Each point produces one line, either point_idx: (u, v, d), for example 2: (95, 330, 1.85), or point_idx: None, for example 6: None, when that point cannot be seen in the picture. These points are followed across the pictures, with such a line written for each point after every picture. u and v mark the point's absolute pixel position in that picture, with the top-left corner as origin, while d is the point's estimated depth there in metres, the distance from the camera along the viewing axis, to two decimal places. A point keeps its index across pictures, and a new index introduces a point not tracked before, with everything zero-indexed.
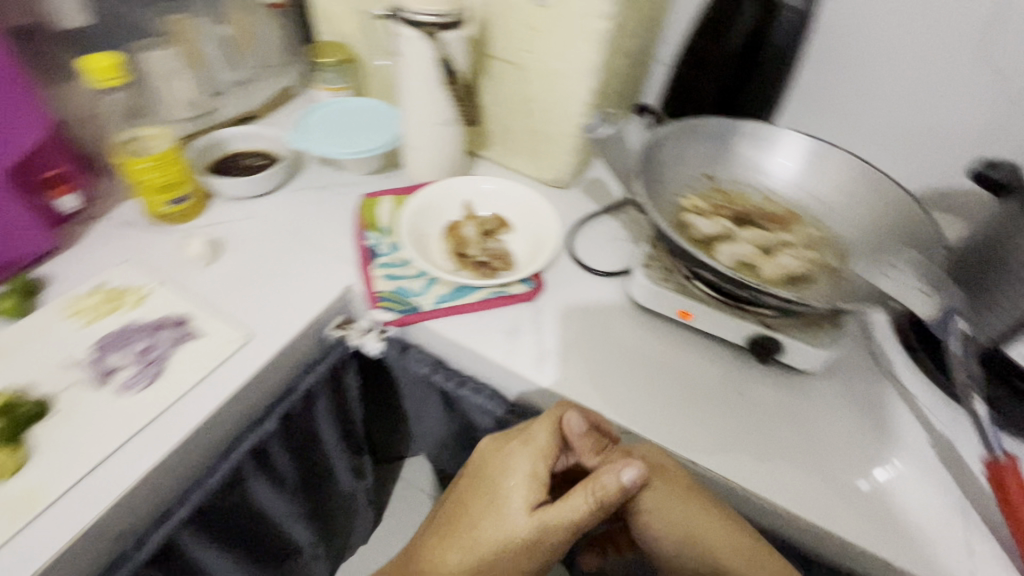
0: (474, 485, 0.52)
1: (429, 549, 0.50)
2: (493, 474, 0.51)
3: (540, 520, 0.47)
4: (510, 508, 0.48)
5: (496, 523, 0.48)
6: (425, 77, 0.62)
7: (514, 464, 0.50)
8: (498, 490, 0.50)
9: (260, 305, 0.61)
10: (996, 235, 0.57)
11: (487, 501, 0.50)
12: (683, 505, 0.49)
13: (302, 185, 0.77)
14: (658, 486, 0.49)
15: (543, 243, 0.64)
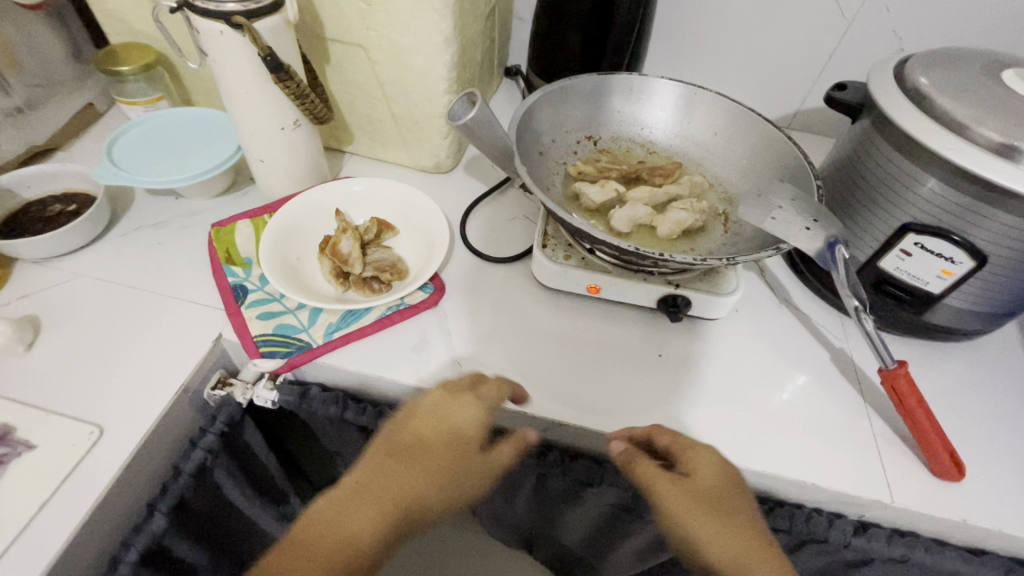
0: (420, 431, 0.48)
1: (368, 491, 0.45)
2: (443, 424, 0.48)
3: (463, 473, 0.47)
4: (430, 468, 0.47)
5: (413, 482, 0.46)
6: (251, 80, 0.52)
7: (457, 424, 0.48)
8: (423, 451, 0.47)
9: (108, 387, 0.50)
10: (858, 154, 0.59)
11: (433, 446, 0.47)
12: (710, 509, 0.45)
13: (135, 225, 0.64)
14: (690, 494, 0.46)
15: (433, 243, 0.58)
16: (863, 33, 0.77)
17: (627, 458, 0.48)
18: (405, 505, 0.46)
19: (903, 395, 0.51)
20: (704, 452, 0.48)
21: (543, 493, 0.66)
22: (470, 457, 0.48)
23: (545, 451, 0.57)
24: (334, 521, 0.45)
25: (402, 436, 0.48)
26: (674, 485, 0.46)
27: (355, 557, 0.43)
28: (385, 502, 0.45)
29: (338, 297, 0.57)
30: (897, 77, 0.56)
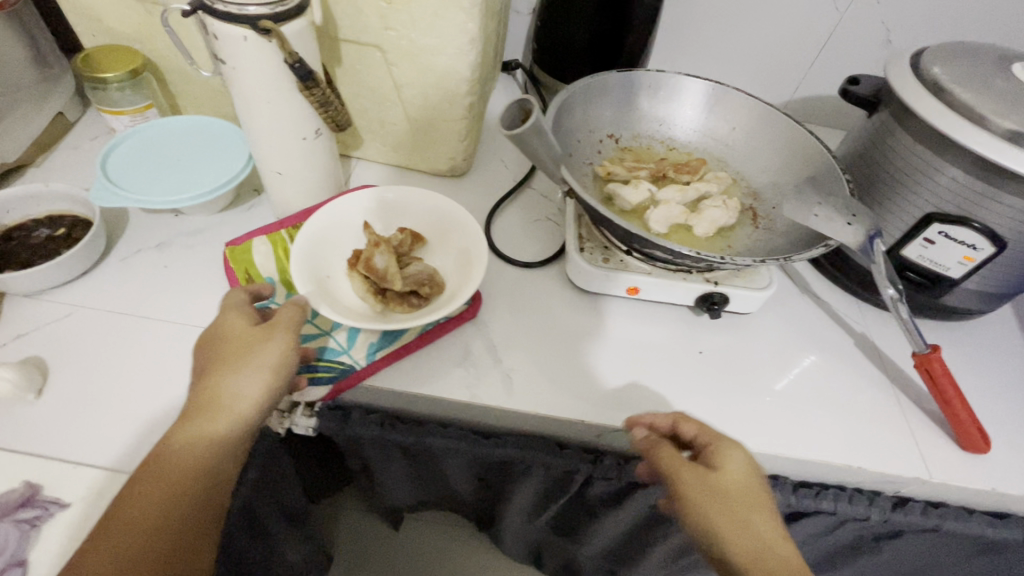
0: (214, 344, 0.44)
1: (182, 420, 0.42)
2: (217, 336, 0.45)
3: (278, 365, 0.43)
4: (240, 377, 0.42)
5: (213, 411, 0.42)
6: (272, 88, 0.48)
7: (227, 336, 0.44)
8: (220, 374, 0.42)
9: (138, 432, 0.47)
10: (876, 146, 0.61)
11: (236, 345, 0.44)
12: (726, 501, 0.46)
13: (136, 246, 0.59)
14: (712, 486, 0.46)
15: (470, 252, 0.56)
16: (855, 25, 0.80)
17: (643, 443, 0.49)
18: (225, 426, 0.42)
19: (937, 377, 0.54)
20: (724, 444, 0.48)
21: (586, 496, 0.66)
22: (246, 343, 0.44)
23: (598, 456, 0.56)
24: (161, 467, 0.40)
25: (204, 350, 0.45)
26: (695, 475, 0.47)
27: (190, 487, 0.40)
28: (191, 440, 0.41)
29: (377, 315, 0.54)
30: (913, 68, 0.58)
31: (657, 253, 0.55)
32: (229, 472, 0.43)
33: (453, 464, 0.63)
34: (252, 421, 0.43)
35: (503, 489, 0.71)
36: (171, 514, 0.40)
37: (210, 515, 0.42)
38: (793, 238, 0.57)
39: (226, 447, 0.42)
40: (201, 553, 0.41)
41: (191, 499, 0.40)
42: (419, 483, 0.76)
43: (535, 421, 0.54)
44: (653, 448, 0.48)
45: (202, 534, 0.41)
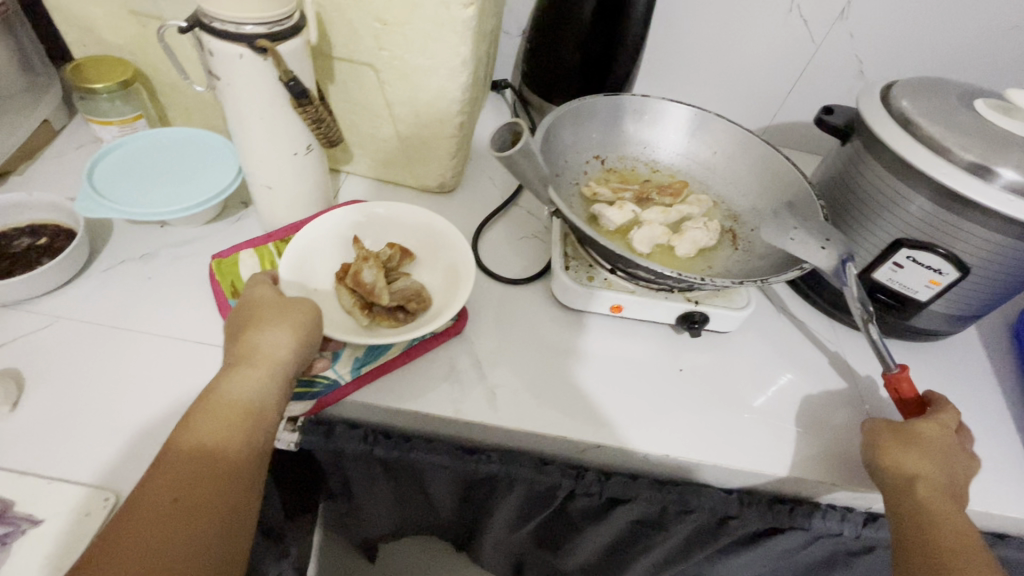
0: (247, 311, 0.49)
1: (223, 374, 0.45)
2: (250, 303, 0.49)
3: (308, 321, 0.48)
4: (276, 329, 0.46)
5: (254, 358, 0.45)
6: (267, 104, 0.49)
7: (259, 302, 0.49)
8: (255, 328, 0.46)
9: (116, 446, 0.46)
10: (849, 173, 0.64)
11: (271, 305, 0.48)
12: (959, 545, 0.47)
13: (119, 257, 0.58)
14: (937, 491, 0.50)
15: (457, 268, 0.57)
16: (829, 57, 0.84)
17: (888, 451, 0.53)
18: (266, 370, 0.45)
19: (903, 396, 0.55)
20: (942, 423, 0.53)
21: (568, 511, 0.67)
22: (280, 304, 0.48)
23: (581, 472, 0.57)
24: (210, 408, 0.43)
25: (236, 318, 0.49)
26: (923, 488, 0.50)
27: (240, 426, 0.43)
28: (237, 385, 0.44)
29: (363, 329, 0.54)
30: (883, 100, 0.61)
31: (640, 272, 0.57)
32: (272, 416, 0.45)
33: (437, 479, 0.63)
34: (290, 368, 0.46)
35: (485, 507, 0.72)
36: (224, 445, 0.42)
37: (259, 451, 0.44)
38: (772, 261, 0.59)
39: (269, 389, 0.45)
40: (252, 489, 0.43)
41: (243, 433, 0.43)
42: (401, 502, 0.75)
43: (520, 437, 0.55)
44: (881, 453, 0.53)
45: (252, 469, 0.43)
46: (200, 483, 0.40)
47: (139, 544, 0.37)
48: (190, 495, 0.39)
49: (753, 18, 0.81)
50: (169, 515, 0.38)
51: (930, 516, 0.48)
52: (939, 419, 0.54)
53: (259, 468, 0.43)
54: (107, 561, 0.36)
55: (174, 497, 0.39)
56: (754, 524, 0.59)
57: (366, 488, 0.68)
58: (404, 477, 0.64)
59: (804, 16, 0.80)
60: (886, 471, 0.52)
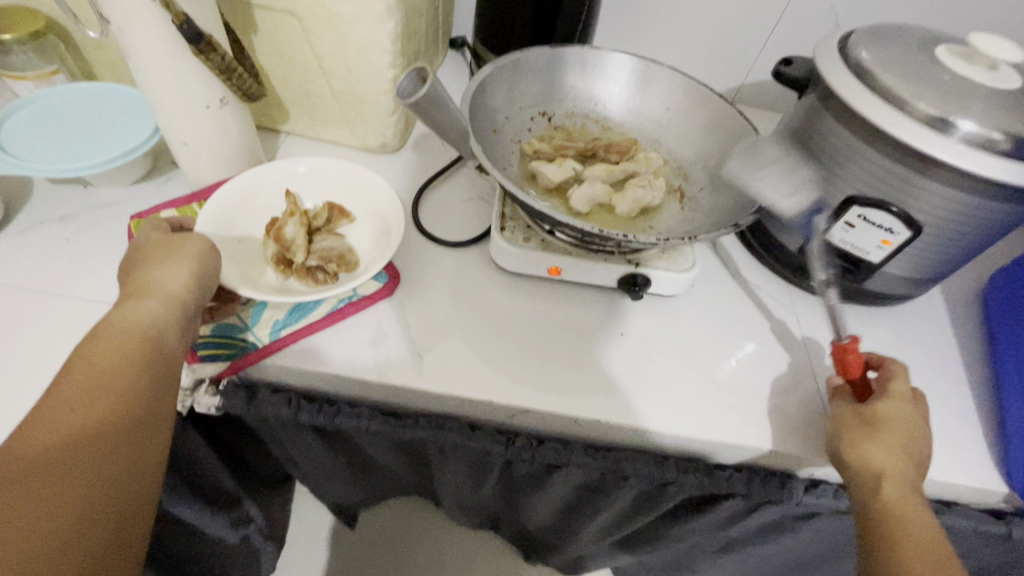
0: (135, 258, 0.47)
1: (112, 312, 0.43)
2: (136, 251, 0.48)
3: (202, 255, 0.47)
4: (169, 264, 0.46)
5: (146, 289, 0.44)
6: (165, 51, 0.46)
7: (148, 246, 0.48)
8: (147, 267, 0.45)
9: (16, 408, 0.45)
10: (805, 128, 0.61)
11: (160, 245, 0.47)
12: (922, 545, 0.43)
13: (37, 218, 0.57)
14: (902, 488, 0.45)
15: (385, 228, 0.55)
16: (802, 9, 0.79)
17: (849, 445, 0.49)
18: (162, 299, 0.44)
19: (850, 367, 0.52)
20: (902, 405, 0.50)
21: (512, 475, 0.66)
22: (170, 243, 0.48)
23: (514, 437, 0.56)
24: (103, 336, 0.41)
25: (124, 267, 0.47)
26: (883, 483, 0.46)
27: (133, 345, 0.41)
28: (128, 314, 0.43)
29: (281, 287, 0.52)
30: (841, 51, 0.57)
31: (576, 232, 0.54)
32: (170, 340, 0.43)
33: (373, 444, 0.62)
34: (189, 299, 0.45)
35: (435, 467, 0.71)
36: (124, 364, 0.40)
37: (163, 374, 0.42)
38: (715, 219, 0.56)
39: (167, 315, 0.44)
40: (154, 403, 0.40)
41: (137, 353, 0.41)
42: (349, 468, 0.75)
43: (449, 403, 0.53)
44: (844, 446, 0.49)
45: (158, 389, 0.41)
46: (99, 397, 0.38)
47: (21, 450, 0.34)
48: (89, 409, 0.37)
49: None
50: (54, 423, 0.36)
51: (893, 519, 0.44)
52: (894, 399, 0.50)
53: (165, 390, 0.42)
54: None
55: (63, 405, 0.36)
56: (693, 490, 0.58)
57: (307, 455, 0.67)
58: (339, 442, 0.63)
59: None
60: (850, 466, 0.48)
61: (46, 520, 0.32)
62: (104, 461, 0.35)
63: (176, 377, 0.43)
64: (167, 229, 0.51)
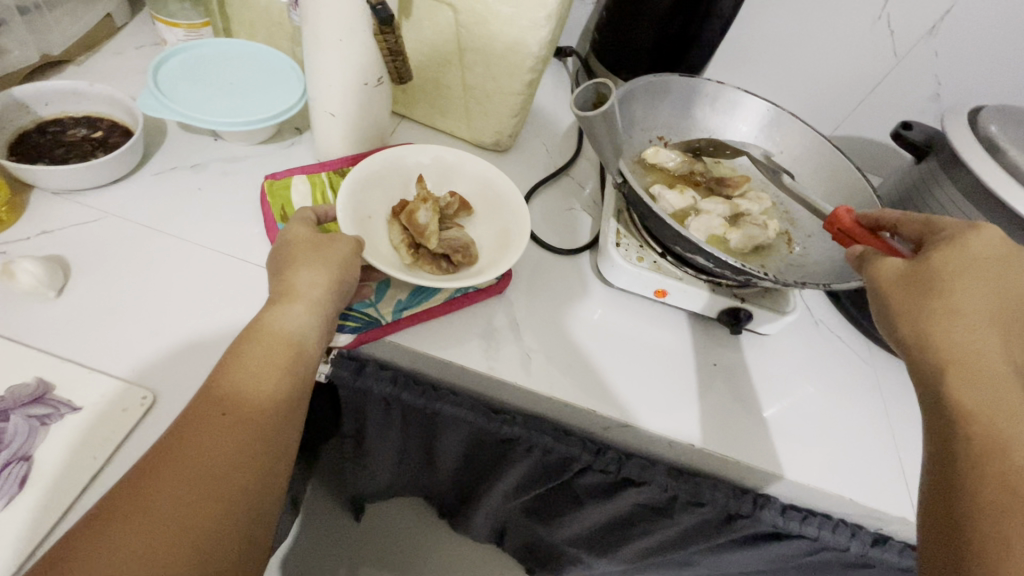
0: (284, 251, 0.49)
1: (264, 310, 0.46)
2: (284, 244, 0.49)
3: (344, 260, 0.48)
4: (316, 269, 0.47)
5: (295, 294, 0.46)
6: (348, 28, 0.48)
7: (294, 242, 0.49)
8: (295, 269, 0.47)
9: (152, 348, 0.46)
10: (918, 192, 0.62)
11: (307, 244, 0.49)
12: (991, 383, 0.35)
13: (171, 164, 0.58)
14: (966, 322, 0.37)
15: (509, 227, 0.56)
16: (910, 73, 0.79)
17: (881, 271, 0.43)
18: (306, 306, 0.46)
19: (854, 232, 0.47)
20: (979, 233, 0.40)
21: (573, 487, 0.66)
22: (316, 242, 0.49)
23: (598, 449, 0.58)
24: (253, 339, 0.43)
25: (273, 259, 0.49)
26: (936, 310, 0.38)
27: (281, 353, 0.43)
28: (278, 319, 0.45)
29: (406, 268, 0.54)
30: (970, 123, 0.59)
31: (699, 263, 0.55)
32: (313, 350, 0.45)
33: (451, 435, 0.63)
34: (331, 307, 0.47)
35: (490, 472, 0.71)
36: (270, 373, 0.42)
37: (299, 384, 0.44)
38: (828, 269, 0.57)
39: (313, 324, 0.46)
40: (292, 415, 0.43)
41: (286, 363, 0.43)
42: (402, 457, 0.74)
43: (548, 404, 0.55)
44: (870, 263, 0.44)
45: (297, 397, 0.44)
46: (247, 406, 0.40)
47: (185, 451, 0.38)
48: (240, 409, 0.40)
49: (839, 20, 0.77)
50: (210, 427, 0.39)
51: (933, 343, 0.38)
52: (985, 235, 0.40)
53: (298, 402, 0.44)
54: (156, 473, 0.37)
55: (222, 412, 0.40)
56: (760, 527, 0.59)
57: (377, 436, 0.67)
58: (419, 427, 0.64)
59: (892, 26, 0.75)
60: (880, 287, 0.42)
61: (194, 510, 0.36)
62: (246, 466, 0.39)
63: (310, 387, 0.45)
64: (313, 221, 0.51)
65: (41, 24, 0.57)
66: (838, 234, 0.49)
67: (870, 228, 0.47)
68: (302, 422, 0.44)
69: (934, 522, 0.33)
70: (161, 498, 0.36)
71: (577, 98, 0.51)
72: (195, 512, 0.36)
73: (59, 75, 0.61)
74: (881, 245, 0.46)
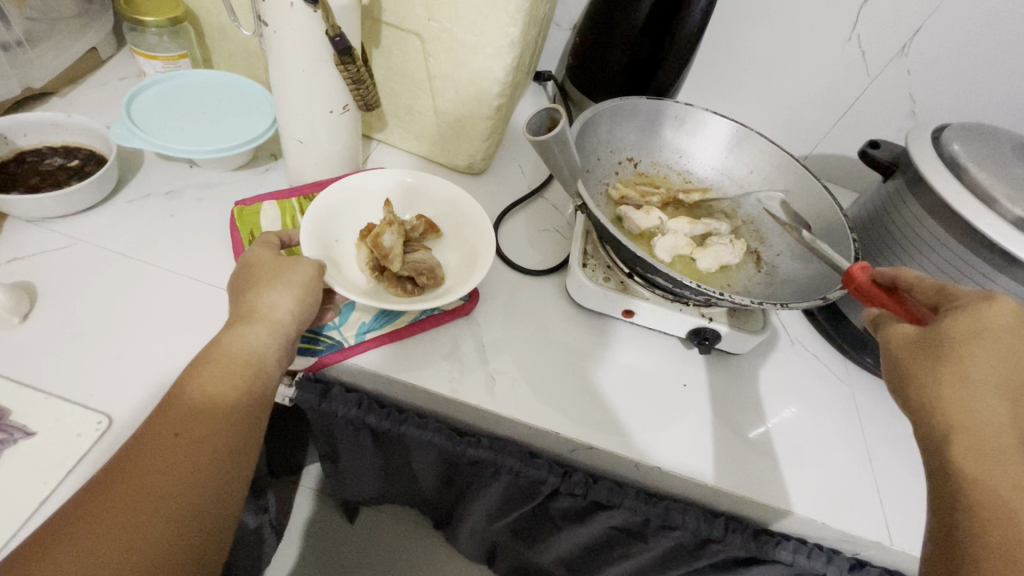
0: (247, 274, 0.49)
1: (222, 331, 0.45)
2: (249, 266, 0.50)
3: (307, 282, 0.49)
4: (280, 290, 0.47)
5: (255, 315, 0.46)
6: (309, 55, 0.49)
7: (257, 264, 0.50)
8: (257, 290, 0.47)
9: (112, 371, 0.47)
10: (887, 209, 0.62)
11: (270, 267, 0.49)
12: (998, 455, 0.33)
13: (145, 191, 0.59)
14: (978, 392, 0.34)
15: (475, 250, 0.56)
16: (884, 91, 0.79)
17: (896, 336, 0.39)
18: (267, 327, 0.46)
19: (871, 293, 0.44)
20: (996, 302, 0.36)
21: (547, 510, 0.65)
22: (279, 265, 0.49)
23: (565, 470, 0.57)
24: (212, 359, 0.43)
25: (237, 280, 0.49)
26: (949, 379, 0.35)
27: (239, 375, 0.43)
28: (236, 340, 0.44)
29: (371, 291, 0.54)
30: (934, 142, 0.59)
31: (663, 284, 0.55)
32: (272, 371, 0.45)
33: (421, 458, 0.63)
34: (292, 328, 0.47)
35: (467, 493, 0.70)
36: (227, 392, 0.42)
37: (258, 403, 0.44)
38: (795, 288, 0.57)
39: (273, 345, 0.46)
40: (247, 438, 0.43)
41: (242, 384, 0.43)
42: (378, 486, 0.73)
43: (513, 427, 0.55)
44: (886, 326, 0.41)
45: (252, 420, 0.43)
46: (203, 425, 0.40)
47: (131, 475, 0.37)
48: (192, 432, 0.40)
49: (810, 41, 0.78)
50: (159, 449, 0.38)
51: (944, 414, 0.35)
52: (1001, 305, 0.36)
53: (256, 422, 0.44)
54: (100, 496, 0.36)
55: (173, 434, 0.39)
56: (734, 552, 0.57)
57: (349, 459, 0.68)
58: (390, 450, 0.64)
59: (863, 46, 0.76)
60: (893, 352, 0.39)
61: (138, 536, 0.35)
62: (195, 490, 0.38)
63: (269, 407, 0.45)
64: (276, 246, 0.53)
65: (23, 59, 0.59)
66: (856, 292, 0.45)
67: (888, 286, 0.43)
68: (260, 444, 0.44)
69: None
70: (105, 521, 0.35)
71: (533, 123, 0.52)
72: (139, 538, 0.35)
73: (40, 106, 0.63)
74: (898, 307, 0.42)
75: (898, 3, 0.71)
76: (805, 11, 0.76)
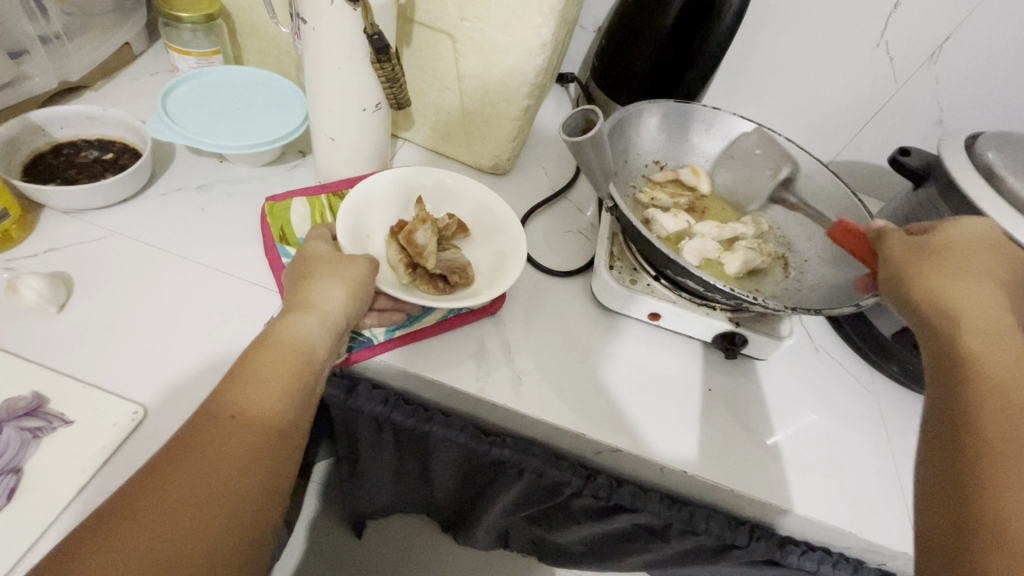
0: (302, 266, 0.50)
1: (277, 321, 0.46)
2: (304, 259, 0.50)
3: (360, 276, 0.49)
4: (333, 282, 0.48)
5: (309, 306, 0.46)
6: (345, 56, 0.49)
7: (310, 257, 0.50)
8: (310, 282, 0.48)
9: (146, 362, 0.47)
10: (917, 216, 0.61)
11: (324, 260, 0.50)
12: (999, 328, 0.37)
13: (177, 185, 0.60)
14: (970, 281, 0.40)
15: (506, 251, 0.57)
16: (912, 97, 0.79)
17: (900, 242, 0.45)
18: (321, 317, 0.46)
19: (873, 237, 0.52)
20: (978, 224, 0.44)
21: (571, 509, 0.65)
22: (332, 258, 0.50)
23: (588, 472, 0.57)
24: (268, 346, 0.43)
25: (291, 272, 0.50)
26: (946, 272, 0.41)
27: (297, 362, 0.43)
28: (292, 330, 0.45)
29: (400, 288, 0.55)
30: (967, 149, 0.58)
31: (693, 286, 0.55)
32: (323, 364, 0.45)
33: (443, 457, 0.63)
34: (343, 322, 0.47)
35: (487, 492, 0.70)
36: (282, 381, 0.42)
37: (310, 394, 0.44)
38: (823, 294, 0.56)
39: (326, 337, 0.46)
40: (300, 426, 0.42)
41: (297, 374, 0.43)
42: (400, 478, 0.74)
43: (539, 428, 0.55)
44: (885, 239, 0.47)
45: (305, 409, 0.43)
46: (261, 411, 0.40)
47: (194, 456, 0.37)
48: (250, 416, 0.39)
49: (839, 46, 0.77)
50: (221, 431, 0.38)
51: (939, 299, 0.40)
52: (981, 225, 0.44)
53: (306, 413, 0.43)
54: (165, 477, 0.35)
55: (233, 418, 0.39)
56: (756, 558, 0.57)
57: (370, 456, 0.68)
58: (411, 448, 0.64)
59: (892, 52, 0.75)
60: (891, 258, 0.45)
61: (199, 517, 0.35)
62: (253, 474, 0.38)
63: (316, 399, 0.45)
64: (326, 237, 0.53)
65: (60, 53, 0.60)
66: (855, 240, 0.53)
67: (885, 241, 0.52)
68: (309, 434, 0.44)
69: (935, 477, 0.34)
70: (167, 501, 0.35)
71: (568, 122, 0.53)
72: (200, 519, 0.35)
73: (75, 99, 0.64)
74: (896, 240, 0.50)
75: (929, 10, 0.71)
76: (835, 16, 0.75)
